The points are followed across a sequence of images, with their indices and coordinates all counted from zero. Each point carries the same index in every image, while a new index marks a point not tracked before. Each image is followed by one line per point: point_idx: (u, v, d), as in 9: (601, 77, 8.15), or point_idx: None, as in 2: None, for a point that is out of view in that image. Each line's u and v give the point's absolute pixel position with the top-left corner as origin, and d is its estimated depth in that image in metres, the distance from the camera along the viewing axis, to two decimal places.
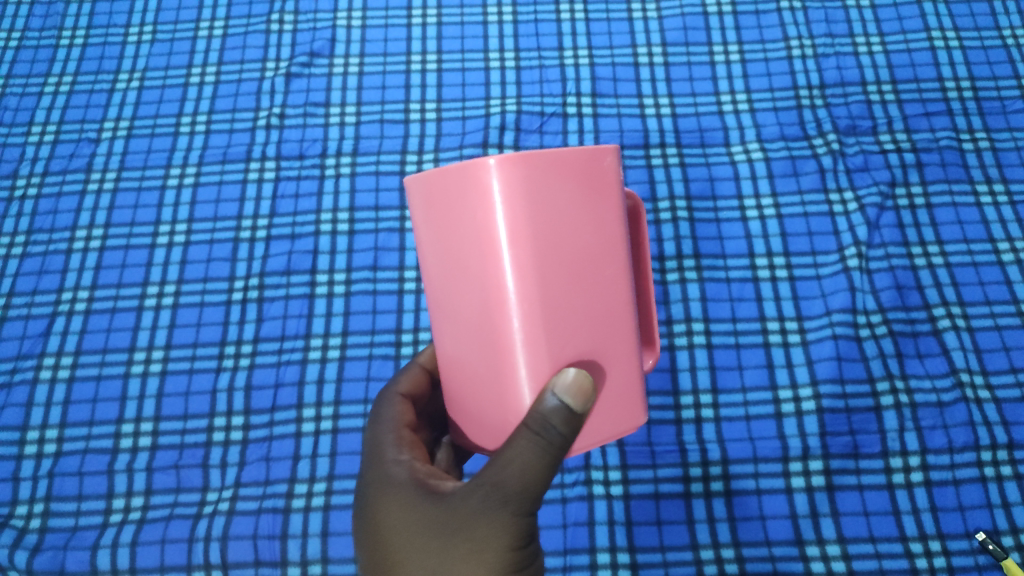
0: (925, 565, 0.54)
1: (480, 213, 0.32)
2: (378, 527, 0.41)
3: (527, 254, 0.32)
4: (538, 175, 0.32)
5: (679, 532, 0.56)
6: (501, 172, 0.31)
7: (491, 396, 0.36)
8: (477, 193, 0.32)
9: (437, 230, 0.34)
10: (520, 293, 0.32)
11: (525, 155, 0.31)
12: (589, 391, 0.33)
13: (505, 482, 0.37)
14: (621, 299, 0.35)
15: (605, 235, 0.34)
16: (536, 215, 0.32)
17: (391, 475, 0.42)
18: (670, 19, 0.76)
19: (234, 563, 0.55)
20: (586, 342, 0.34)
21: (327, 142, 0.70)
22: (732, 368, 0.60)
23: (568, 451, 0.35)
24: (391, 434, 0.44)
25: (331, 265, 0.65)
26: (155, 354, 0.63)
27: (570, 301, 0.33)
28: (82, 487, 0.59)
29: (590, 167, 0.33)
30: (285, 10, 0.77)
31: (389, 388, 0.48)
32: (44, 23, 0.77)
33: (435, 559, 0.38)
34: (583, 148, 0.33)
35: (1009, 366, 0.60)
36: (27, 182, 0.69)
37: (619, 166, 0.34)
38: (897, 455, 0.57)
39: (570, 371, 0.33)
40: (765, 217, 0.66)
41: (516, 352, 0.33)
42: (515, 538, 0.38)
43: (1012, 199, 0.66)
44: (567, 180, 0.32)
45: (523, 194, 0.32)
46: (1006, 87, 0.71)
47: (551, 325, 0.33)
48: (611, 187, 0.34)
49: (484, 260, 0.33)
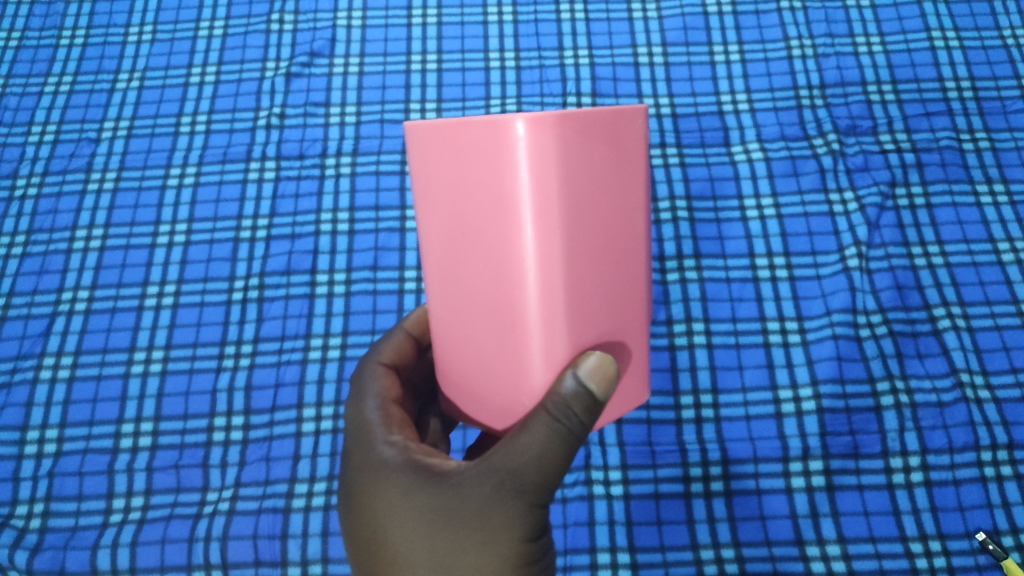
0: (925, 565, 0.54)
1: (502, 179, 0.31)
2: (375, 516, 0.40)
3: (552, 228, 0.31)
4: (567, 142, 0.30)
5: (679, 532, 0.56)
6: (532, 132, 0.29)
7: (500, 379, 0.35)
8: (500, 157, 0.30)
9: (454, 193, 0.32)
10: (540, 270, 0.31)
11: (557, 117, 0.30)
12: (612, 377, 0.33)
13: (519, 470, 0.37)
14: (636, 275, 0.35)
15: (628, 207, 0.33)
16: (563, 187, 0.31)
17: (387, 460, 0.41)
18: (670, 19, 0.76)
19: (234, 563, 0.55)
20: (605, 322, 0.34)
21: (327, 142, 0.70)
22: (732, 368, 0.60)
23: (585, 435, 0.36)
24: (378, 412, 0.44)
25: (332, 265, 0.65)
26: (156, 353, 0.63)
27: (591, 279, 0.33)
28: (83, 487, 0.59)
29: (620, 132, 0.32)
30: (285, 10, 0.77)
31: (370, 357, 0.49)
32: (45, 23, 0.77)
33: (440, 550, 0.38)
34: (614, 109, 0.31)
35: (1009, 366, 0.60)
36: (27, 182, 0.69)
37: (646, 129, 0.33)
38: (897, 455, 0.57)
39: (592, 354, 0.33)
40: (765, 217, 0.66)
41: (535, 334, 0.33)
42: (525, 528, 0.38)
43: (1012, 199, 0.66)
44: (597, 143, 0.31)
45: (553, 162, 0.30)
46: (1006, 87, 0.71)
47: (571, 305, 0.33)
48: (638, 155, 0.33)
49: (505, 234, 0.32)
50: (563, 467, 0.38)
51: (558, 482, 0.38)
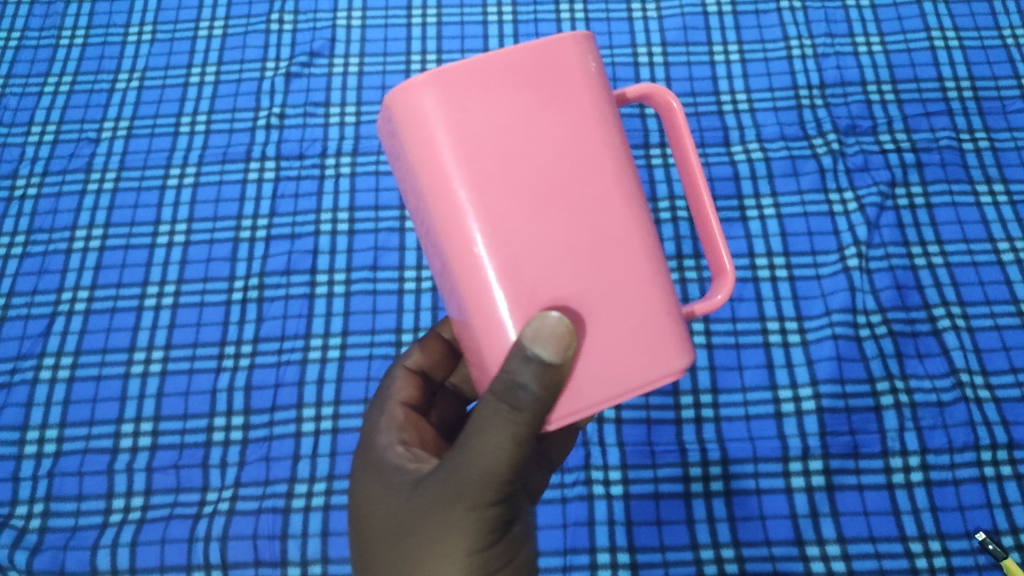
0: (924, 565, 0.54)
1: (423, 142, 0.30)
2: (358, 514, 0.42)
3: (479, 179, 0.30)
4: (474, 90, 0.30)
5: (679, 532, 0.56)
6: (429, 89, 0.30)
7: (479, 356, 0.33)
8: (414, 120, 0.30)
9: (402, 179, 0.33)
10: (479, 223, 0.30)
11: (456, 67, 0.30)
12: (563, 336, 0.29)
13: (470, 469, 0.36)
14: (614, 219, 0.31)
15: (578, 147, 0.31)
16: (479, 135, 0.30)
17: (383, 458, 0.42)
18: (669, 19, 0.76)
19: (234, 563, 0.55)
20: (579, 273, 0.31)
21: (327, 141, 0.70)
22: (732, 368, 0.60)
23: (544, 417, 0.33)
24: (384, 415, 0.46)
25: (331, 265, 0.65)
26: (155, 354, 0.63)
27: (544, 226, 0.30)
28: (83, 487, 0.59)
29: (541, 70, 0.30)
30: (285, 10, 0.77)
31: (397, 362, 0.50)
32: (44, 23, 0.77)
33: (400, 552, 0.38)
34: (526, 45, 0.30)
35: (1009, 366, 0.60)
36: (27, 182, 0.69)
37: (585, 60, 0.31)
38: (897, 455, 0.57)
39: (549, 315, 0.29)
40: (765, 217, 0.66)
41: (493, 298, 0.31)
42: (480, 532, 0.37)
43: (1012, 199, 0.66)
44: (513, 84, 0.30)
45: (461, 113, 0.30)
46: (1006, 87, 0.71)
47: (524, 259, 0.30)
48: (575, 90, 0.31)
49: (440, 195, 0.30)
50: (520, 454, 0.35)
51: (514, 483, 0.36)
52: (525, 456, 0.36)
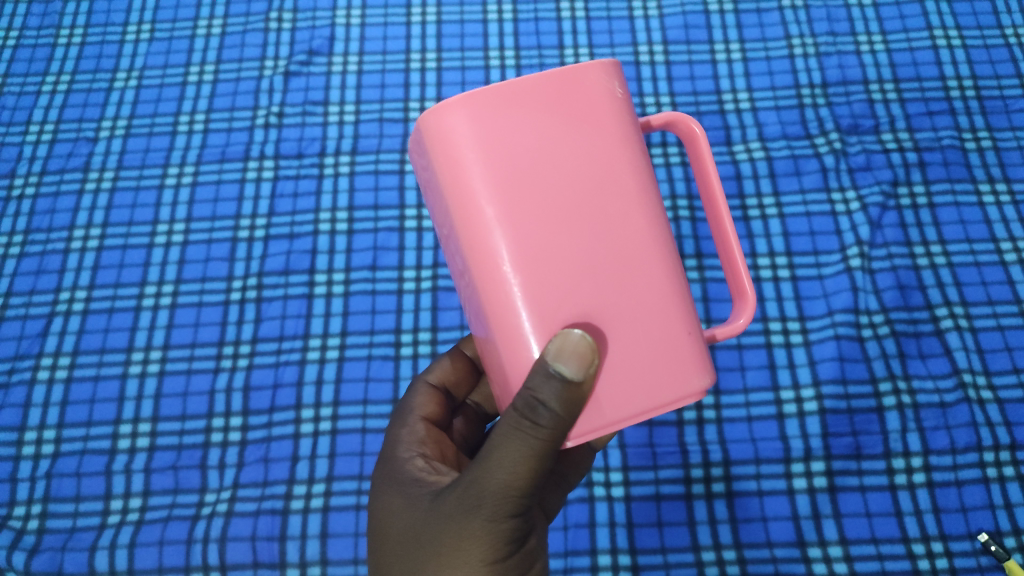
0: (926, 566, 0.54)
1: (451, 161, 0.30)
2: (376, 522, 0.42)
3: (505, 198, 0.30)
4: (505, 112, 0.30)
5: (680, 534, 0.55)
6: (459, 110, 0.30)
7: (502, 373, 0.33)
8: (442, 140, 0.30)
9: (429, 197, 0.33)
10: (506, 242, 0.30)
11: (487, 89, 0.30)
12: (586, 355, 0.29)
13: (485, 481, 0.35)
14: (640, 240, 0.31)
15: (605, 169, 0.30)
16: (508, 155, 0.30)
17: (401, 469, 0.42)
18: (671, 17, 0.76)
19: (233, 564, 0.55)
20: (603, 293, 0.30)
21: (326, 141, 0.70)
22: (734, 369, 0.60)
23: (565, 434, 0.32)
24: (406, 428, 0.46)
25: (330, 265, 0.65)
26: (154, 354, 0.62)
27: (570, 246, 0.30)
28: (80, 488, 0.58)
29: (572, 94, 0.30)
30: (284, 9, 0.77)
31: (420, 377, 0.49)
32: (42, 23, 0.77)
33: (414, 559, 0.38)
34: (556, 70, 0.30)
35: (1012, 367, 0.59)
36: (24, 182, 0.69)
37: (614, 85, 0.31)
38: (899, 456, 0.57)
39: (572, 332, 0.29)
40: (767, 217, 0.66)
41: (516, 315, 0.30)
42: (494, 543, 0.36)
43: (1015, 198, 0.66)
44: (541, 106, 0.30)
45: (490, 134, 0.30)
46: (1008, 85, 0.70)
47: (547, 279, 0.30)
48: (604, 114, 0.31)
49: (467, 214, 0.30)
50: (538, 468, 0.34)
51: (531, 496, 0.36)
52: (546, 469, 0.35)
